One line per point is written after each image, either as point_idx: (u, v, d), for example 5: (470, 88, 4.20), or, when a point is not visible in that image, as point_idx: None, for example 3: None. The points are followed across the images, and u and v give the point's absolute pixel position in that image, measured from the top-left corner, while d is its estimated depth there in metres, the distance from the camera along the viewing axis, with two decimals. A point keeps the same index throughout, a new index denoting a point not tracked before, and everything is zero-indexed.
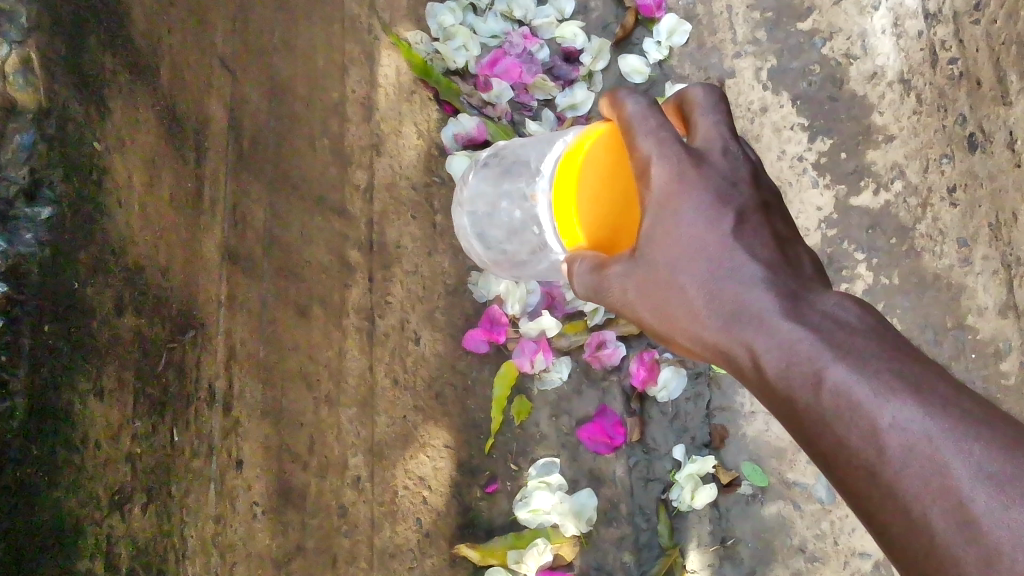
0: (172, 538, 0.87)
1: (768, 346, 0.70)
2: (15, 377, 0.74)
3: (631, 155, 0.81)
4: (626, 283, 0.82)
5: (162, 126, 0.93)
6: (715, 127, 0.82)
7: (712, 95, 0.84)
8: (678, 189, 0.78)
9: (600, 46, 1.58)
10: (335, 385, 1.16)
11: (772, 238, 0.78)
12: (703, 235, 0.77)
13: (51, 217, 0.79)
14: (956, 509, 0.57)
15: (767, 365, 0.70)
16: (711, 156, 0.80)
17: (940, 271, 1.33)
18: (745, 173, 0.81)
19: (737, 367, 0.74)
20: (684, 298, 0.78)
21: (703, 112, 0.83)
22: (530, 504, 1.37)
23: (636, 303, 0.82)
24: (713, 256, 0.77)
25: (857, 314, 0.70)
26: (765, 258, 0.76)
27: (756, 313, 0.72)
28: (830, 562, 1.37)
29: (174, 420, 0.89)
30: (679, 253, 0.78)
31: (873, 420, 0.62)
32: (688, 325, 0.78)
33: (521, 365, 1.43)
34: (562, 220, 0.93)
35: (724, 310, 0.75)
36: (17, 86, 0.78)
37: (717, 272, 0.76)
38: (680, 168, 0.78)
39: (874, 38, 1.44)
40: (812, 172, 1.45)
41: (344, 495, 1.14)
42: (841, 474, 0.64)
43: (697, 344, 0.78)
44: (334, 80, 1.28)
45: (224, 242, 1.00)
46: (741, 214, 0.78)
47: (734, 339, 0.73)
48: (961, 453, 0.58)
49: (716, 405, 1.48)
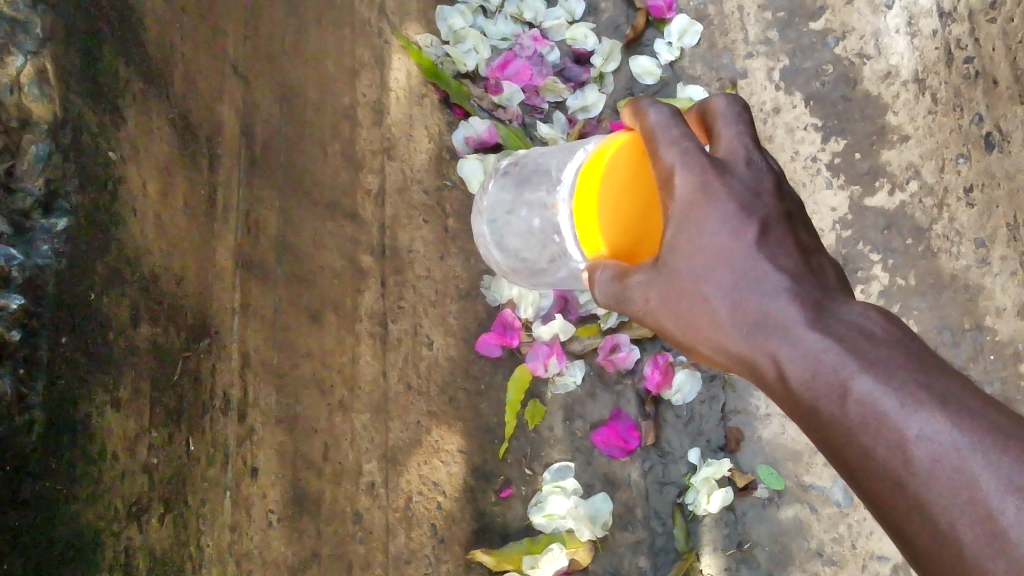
0: (189, 548, 0.87)
1: (792, 356, 0.69)
2: (33, 390, 0.74)
3: (654, 163, 0.81)
4: (648, 292, 0.80)
5: (175, 134, 0.92)
6: (737, 138, 0.81)
7: (734, 105, 0.83)
8: (702, 200, 0.77)
9: (611, 48, 1.58)
10: (348, 391, 1.15)
11: (796, 248, 0.77)
12: (727, 246, 0.76)
13: (67, 228, 0.78)
14: (986, 521, 0.57)
15: (792, 375, 0.69)
16: (734, 168, 0.79)
17: (957, 271, 1.33)
18: (768, 184, 0.80)
19: (761, 377, 0.73)
20: (707, 307, 0.77)
21: (725, 123, 0.82)
22: (545, 509, 1.36)
23: (658, 312, 0.81)
24: (736, 266, 0.76)
25: (881, 323, 0.69)
26: (789, 268, 0.75)
27: (780, 323, 0.72)
28: (847, 566, 1.36)
29: (189, 430, 0.89)
30: (703, 262, 0.77)
31: (899, 432, 0.61)
32: (711, 334, 0.77)
33: (535, 369, 1.42)
34: (582, 228, 0.92)
35: (747, 320, 0.74)
36: (32, 98, 0.79)
37: (741, 283, 0.75)
38: (704, 177, 0.77)
39: (888, 37, 1.42)
40: (826, 172, 1.43)
41: (358, 501, 1.13)
42: (867, 486, 0.63)
43: (720, 353, 0.77)
44: (344, 84, 1.27)
45: (237, 248, 1.00)
46: (764, 225, 0.77)
47: (758, 349, 0.72)
48: (990, 465, 0.58)
49: (731, 407, 1.45)
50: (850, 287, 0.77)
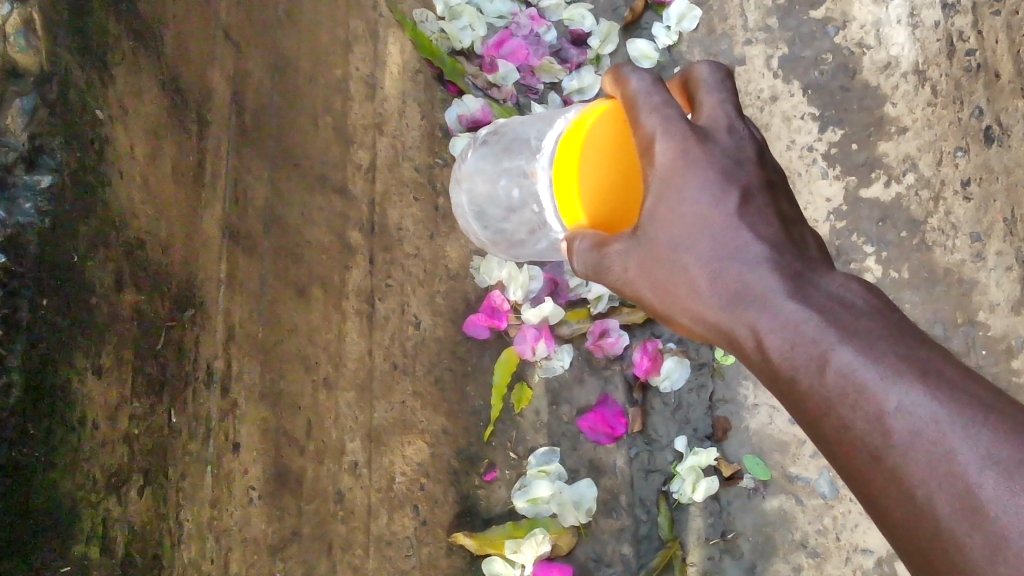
0: (168, 522, 0.85)
1: (772, 328, 0.68)
2: (13, 352, 0.71)
3: (635, 130, 0.79)
4: (627, 262, 0.79)
5: (166, 98, 0.90)
6: (720, 106, 0.79)
7: (718, 72, 0.81)
8: (682, 165, 0.76)
9: (608, 30, 1.55)
10: (333, 367, 1.13)
11: (777, 217, 0.76)
12: (707, 214, 0.75)
13: (52, 186, 0.76)
14: (962, 495, 0.56)
15: (771, 346, 0.68)
16: (716, 135, 0.78)
17: (952, 265, 1.31)
18: (751, 153, 0.79)
19: (739, 349, 0.72)
20: (687, 276, 0.75)
21: (708, 90, 0.80)
22: (529, 493, 1.34)
23: (637, 282, 0.79)
24: (717, 236, 0.74)
25: (862, 297, 0.68)
26: (769, 237, 0.73)
27: (760, 293, 0.70)
28: (831, 558, 1.32)
29: (171, 402, 0.87)
30: (683, 231, 0.75)
31: (879, 404, 0.60)
32: (690, 303, 0.75)
33: (522, 352, 1.40)
34: (562, 197, 0.90)
35: (728, 290, 0.72)
36: (17, 48, 0.76)
37: (721, 252, 0.73)
38: (685, 146, 0.76)
39: (888, 27, 1.39)
40: (822, 162, 1.41)
41: (341, 481, 1.11)
42: (845, 458, 0.62)
43: (699, 323, 0.75)
44: (337, 56, 1.25)
45: (224, 218, 0.98)
46: (746, 193, 0.76)
47: (737, 319, 0.71)
48: (968, 439, 0.56)
49: (719, 396, 1.43)
50: (830, 258, 0.75)
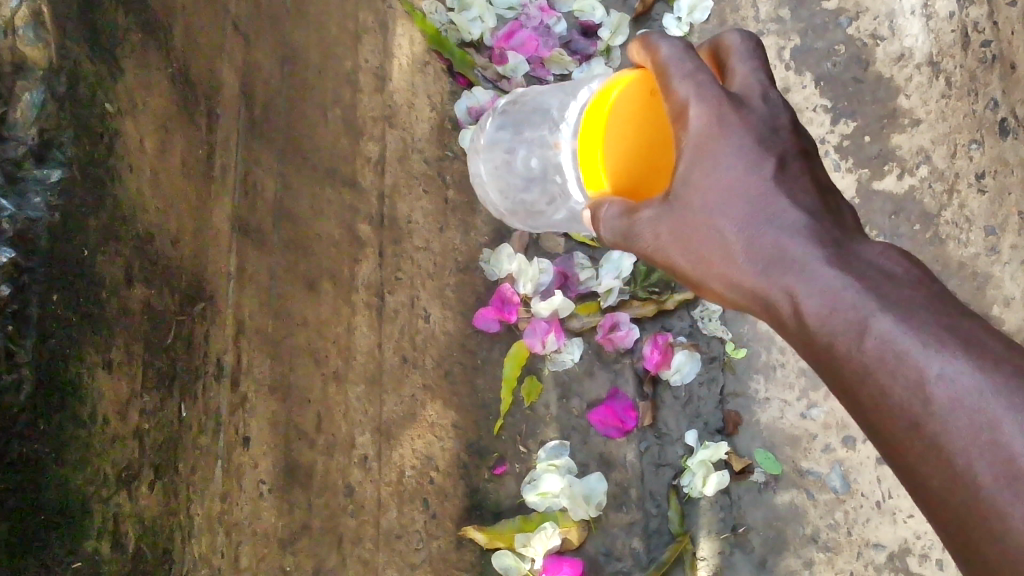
0: (179, 517, 0.84)
1: (809, 292, 0.67)
2: (21, 349, 0.70)
3: (666, 97, 0.77)
4: (656, 228, 0.76)
5: (176, 90, 0.90)
6: (752, 73, 0.78)
7: (747, 40, 0.80)
8: (719, 133, 0.74)
9: (619, 21, 1.54)
10: (344, 361, 1.13)
11: (813, 186, 0.74)
12: (741, 180, 0.73)
13: (62, 180, 0.75)
14: (1006, 463, 0.56)
15: (808, 312, 0.67)
16: (750, 103, 0.76)
17: (965, 259, 1.29)
18: (786, 122, 0.77)
19: (773, 315, 0.71)
20: (719, 241, 0.73)
21: (739, 60, 0.79)
22: (539, 487, 1.34)
23: (664, 247, 0.77)
24: (751, 200, 0.73)
25: (899, 265, 0.67)
26: (804, 204, 0.72)
27: (798, 258, 0.69)
28: (842, 553, 1.30)
29: (182, 395, 0.87)
30: (716, 196, 0.74)
31: (921, 371, 0.60)
32: (721, 269, 0.74)
33: (532, 345, 1.40)
34: (586, 166, 0.90)
35: (762, 256, 0.71)
36: (27, 41, 0.74)
37: (759, 217, 0.72)
38: (720, 111, 0.74)
39: (902, 18, 1.38)
40: (833, 154, 1.40)
41: (351, 474, 1.11)
42: (883, 425, 0.62)
43: (730, 290, 0.74)
44: (347, 48, 1.24)
45: (233, 211, 0.97)
46: (782, 160, 0.74)
47: (772, 285, 0.70)
48: (1014, 409, 0.57)
49: (730, 390, 1.41)
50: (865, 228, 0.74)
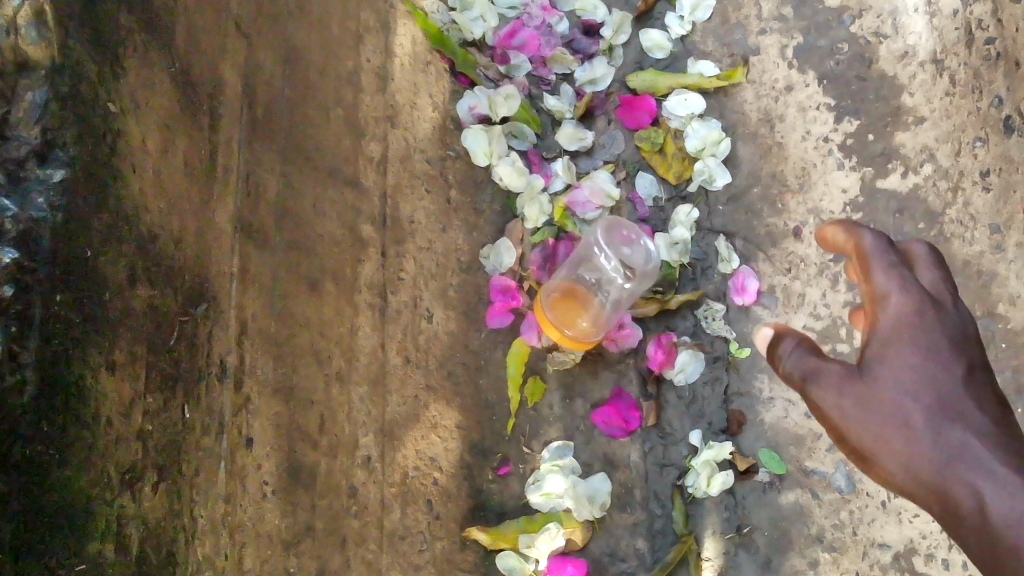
0: (183, 518, 0.84)
1: (1002, 496, 0.63)
2: (26, 349, 0.70)
3: (863, 283, 0.76)
4: (841, 393, 0.74)
5: (179, 90, 0.89)
6: (939, 283, 0.77)
7: (933, 252, 0.79)
8: (919, 330, 0.73)
9: (621, 20, 1.52)
10: (347, 362, 1.13)
11: (995, 398, 0.71)
12: (931, 374, 0.71)
13: (64, 180, 0.74)
14: None
15: (996, 512, 0.63)
16: (946, 303, 0.75)
17: (970, 257, 1.26)
18: (973, 334, 0.75)
19: (952, 516, 0.67)
20: (905, 416, 0.71)
21: (923, 270, 0.78)
22: (543, 488, 1.34)
23: (846, 414, 0.73)
24: (944, 395, 0.71)
25: None
26: (996, 416, 0.69)
27: (986, 463, 0.66)
28: (848, 553, 1.29)
29: (185, 396, 0.86)
30: (913, 378, 0.72)
31: None
32: (906, 455, 0.70)
33: (529, 340, 1.38)
34: None
35: (951, 447, 0.68)
36: (29, 40, 0.74)
37: (950, 413, 0.70)
38: (923, 310, 0.73)
39: (905, 16, 1.37)
40: (837, 153, 1.38)
41: (354, 475, 1.11)
42: None
43: (909, 479, 0.70)
44: (349, 49, 1.24)
45: (236, 212, 0.97)
46: (970, 364, 0.72)
47: (958, 482, 0.66)
48: None
49: (733, 389, 1.40)
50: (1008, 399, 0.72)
